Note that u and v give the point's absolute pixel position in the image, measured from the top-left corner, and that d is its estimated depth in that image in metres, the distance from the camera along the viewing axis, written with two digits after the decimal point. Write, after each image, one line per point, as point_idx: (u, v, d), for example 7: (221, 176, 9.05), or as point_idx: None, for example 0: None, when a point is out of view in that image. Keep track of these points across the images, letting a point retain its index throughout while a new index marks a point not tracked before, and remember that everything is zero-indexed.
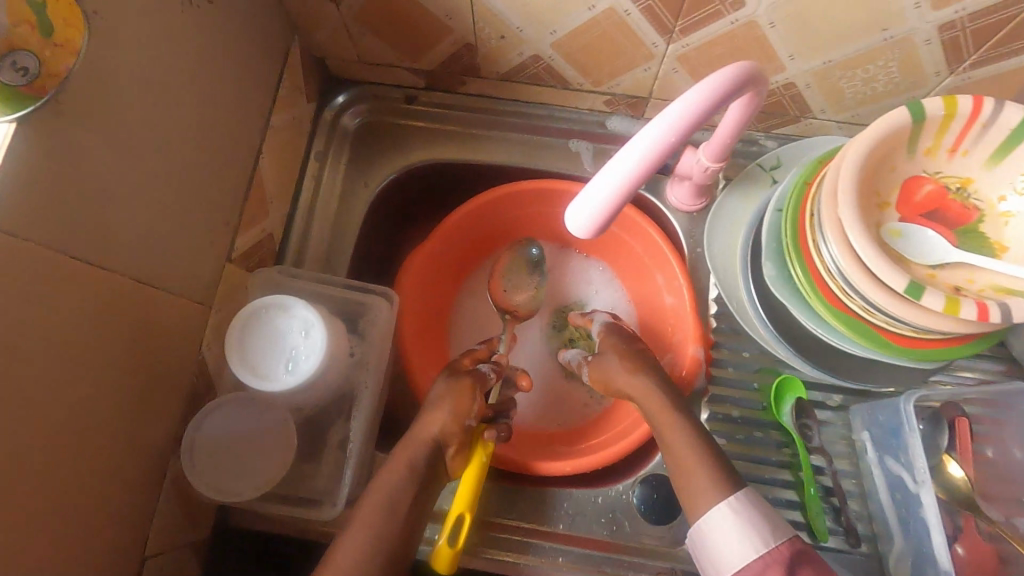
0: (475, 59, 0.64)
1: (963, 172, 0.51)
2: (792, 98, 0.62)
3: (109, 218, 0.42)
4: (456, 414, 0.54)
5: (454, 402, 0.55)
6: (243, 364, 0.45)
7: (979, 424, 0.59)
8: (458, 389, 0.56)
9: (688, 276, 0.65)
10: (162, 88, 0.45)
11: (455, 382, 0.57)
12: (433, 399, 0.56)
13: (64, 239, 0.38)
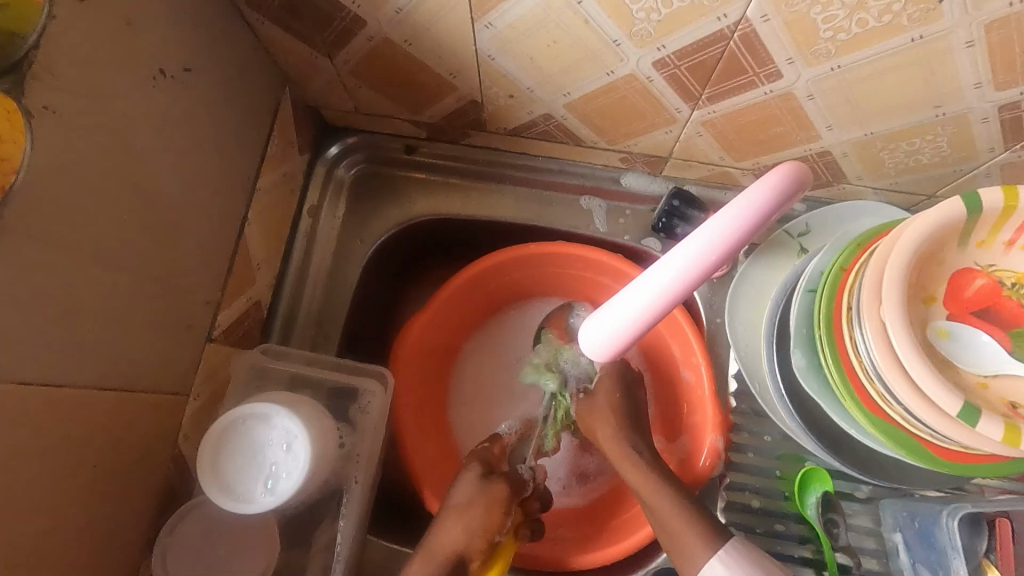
0: (480, 114, 0.59)
1: (1020, 267, 0.46)
2: (825, 165, 0.57)
3: (69, 326, 0.37)
4: (485, 527, 0.52)
5: (486, 509, 0.53)
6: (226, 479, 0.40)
7: None
8: (489, 499, 0.54)
9: (707, 355, 0.59)
10: (128, 173, 0.40)
11: (490, 491, 0.54)
12: (461, 505, 0.53)
13: (12, 360, 0.34)
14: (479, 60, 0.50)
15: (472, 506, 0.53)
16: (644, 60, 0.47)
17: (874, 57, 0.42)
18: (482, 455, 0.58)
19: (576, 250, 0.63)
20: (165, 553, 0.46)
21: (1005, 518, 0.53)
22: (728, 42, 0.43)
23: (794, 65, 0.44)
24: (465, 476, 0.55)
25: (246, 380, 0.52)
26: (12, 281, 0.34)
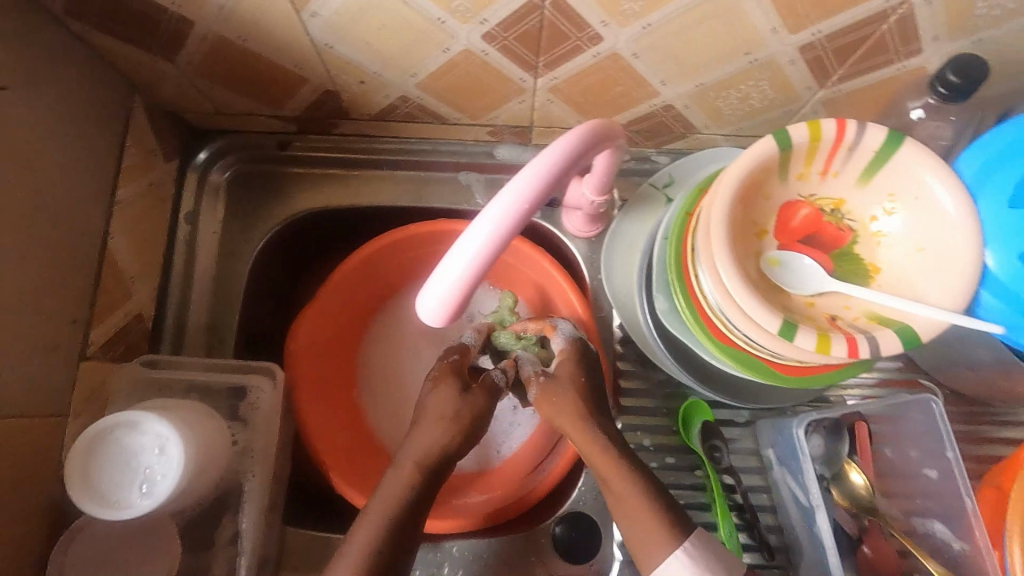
0: (339, 102, 0.60)
1: (835, 193, 0.50)
2: (673, 118, 0.60)
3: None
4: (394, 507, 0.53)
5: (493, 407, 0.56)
6: (111, 481, 0.41)
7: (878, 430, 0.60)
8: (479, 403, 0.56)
9: (588, 309, 0.63)
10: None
11: (472, 399, 0.55)
12: (446, 415, 0.54)
13: None
14: (318, 49, 0.51)
15: (459, 416, 0.55)
16: (472, 35, 0.48)
17: (675, 13, 0.45)
18: (459, 366, 0.58)
19: (456, 225, 0.65)
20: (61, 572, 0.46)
21: (861, 421, 0.59)
22: (542, 11, 0.45)
23: (609, 27, 0.47)
24: (447, 385, 0.56)
25: (129, 394, 0.53)
26: None
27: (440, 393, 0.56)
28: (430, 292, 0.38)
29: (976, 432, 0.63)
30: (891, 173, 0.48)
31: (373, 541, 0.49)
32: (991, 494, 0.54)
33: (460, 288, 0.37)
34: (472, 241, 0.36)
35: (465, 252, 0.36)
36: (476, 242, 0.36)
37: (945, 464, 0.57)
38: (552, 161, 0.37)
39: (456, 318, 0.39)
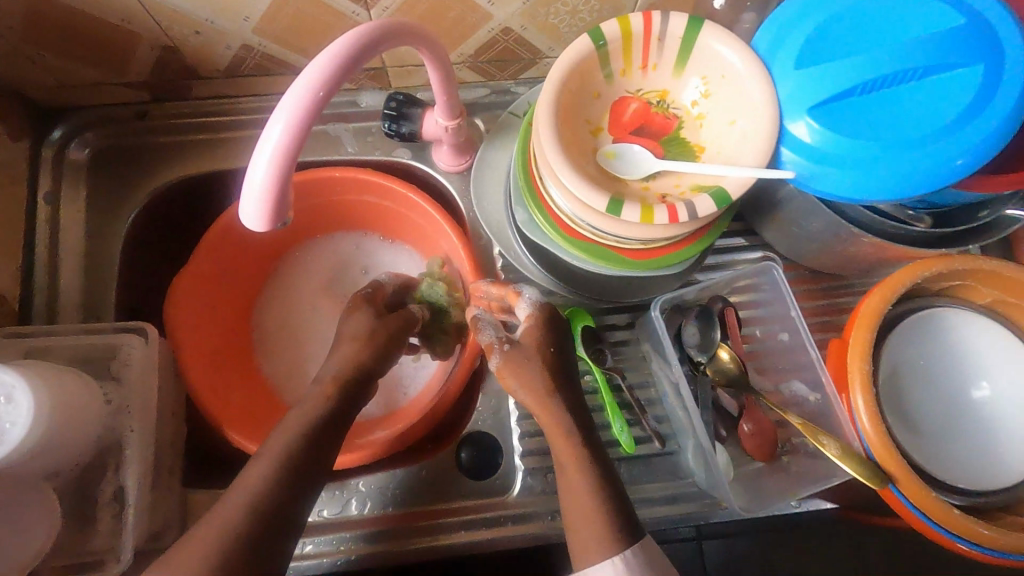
0: (184, 60, 0.60)
1: (659, 86, 0.54)
2: (516, 42, 0.63)
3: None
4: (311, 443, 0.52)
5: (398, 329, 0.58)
6: None
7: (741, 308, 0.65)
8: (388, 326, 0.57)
9: (461, 234, 0.65)
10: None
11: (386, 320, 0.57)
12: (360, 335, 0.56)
13: None
14: None
15: (375, 336, 0.56)
16: None
17: None
18: (371, 297, 0.61)
19: (326, 173, 0.65)
20: None
21: (728, 307, 0.62)
22: None
23: None
24: (358, 313, 0.58)
25: None
26: None
27: (355, 318, 0.58)
28: (247, 197, 0.38)
29: (835, 306, 0.68)
30: (699, 57, 0.51)
31: (284, 451, 0.47)
32: (834, 343, 0.58)
33: (273, 186, 0.38)
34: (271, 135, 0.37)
35: (266, 148, 0.37)
36: (275, 135, 0.37)
37: (791, 324, 0.62)
38: (340, 50, 0.38)
39: (282, 222, 0.40)
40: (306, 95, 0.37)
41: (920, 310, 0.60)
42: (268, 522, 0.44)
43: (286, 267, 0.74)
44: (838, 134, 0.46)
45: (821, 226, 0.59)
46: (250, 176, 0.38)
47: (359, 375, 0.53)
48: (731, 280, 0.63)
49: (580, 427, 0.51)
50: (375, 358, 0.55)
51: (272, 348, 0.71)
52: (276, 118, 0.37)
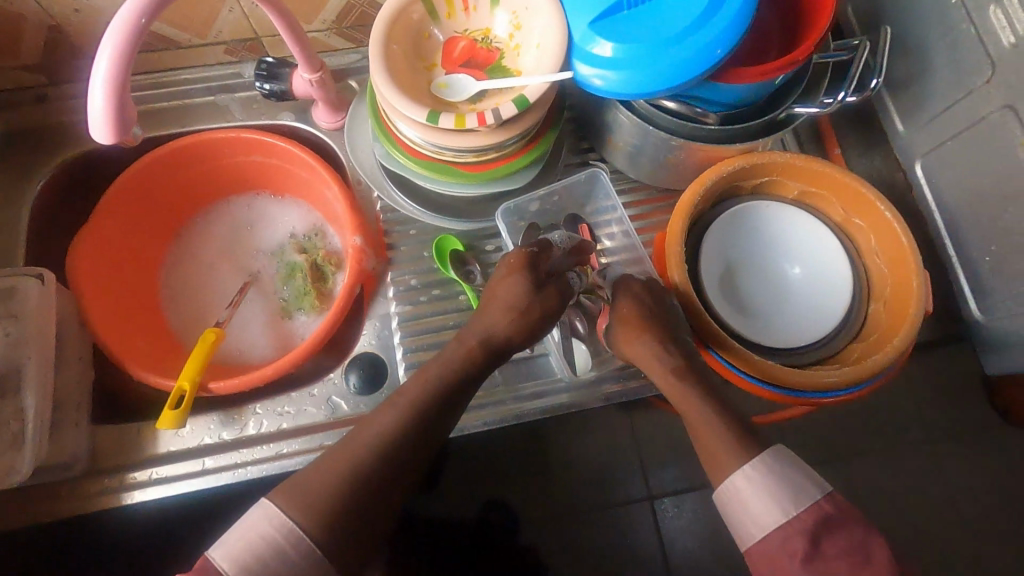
0: (70, 40, 0.67)
1: (481, 24, 0.63)
2: (369, 5, 0.71)
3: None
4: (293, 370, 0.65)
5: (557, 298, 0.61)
6: None
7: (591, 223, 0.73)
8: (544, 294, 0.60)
9: (334, 174, 0.72)
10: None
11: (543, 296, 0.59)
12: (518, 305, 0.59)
13: None
14: None
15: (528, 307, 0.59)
16: None
17: None
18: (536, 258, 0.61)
19: (213, 135, 0.73)
20: None
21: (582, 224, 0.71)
22: None
23: None
24: (515, 277, 0.60)
25: None
26: None
27: (507, 282, 0.60)
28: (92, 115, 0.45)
29: None
30: None
31: (396, 422, 0.54)
32: (659, 236, 0.67)
33: (112, 101, 0.45)
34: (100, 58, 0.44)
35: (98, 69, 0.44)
36: (105, 58, 0.44)
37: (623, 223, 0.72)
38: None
39: (129, 137, 0.47)
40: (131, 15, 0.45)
41: (740, 207, 0.69)
42: (396, 460, 0.52)
43: (192, 230, 0.81)
44: (612, 41, 0.55)
45: (646, 141, 0.67)
46: (94, 89, 0.45)
47: (501, 344, 0.59)
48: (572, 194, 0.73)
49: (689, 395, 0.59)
50: (525, 330, 0.59)
51: (178, 303, 0.78)
52: (107, 35, 0.45)
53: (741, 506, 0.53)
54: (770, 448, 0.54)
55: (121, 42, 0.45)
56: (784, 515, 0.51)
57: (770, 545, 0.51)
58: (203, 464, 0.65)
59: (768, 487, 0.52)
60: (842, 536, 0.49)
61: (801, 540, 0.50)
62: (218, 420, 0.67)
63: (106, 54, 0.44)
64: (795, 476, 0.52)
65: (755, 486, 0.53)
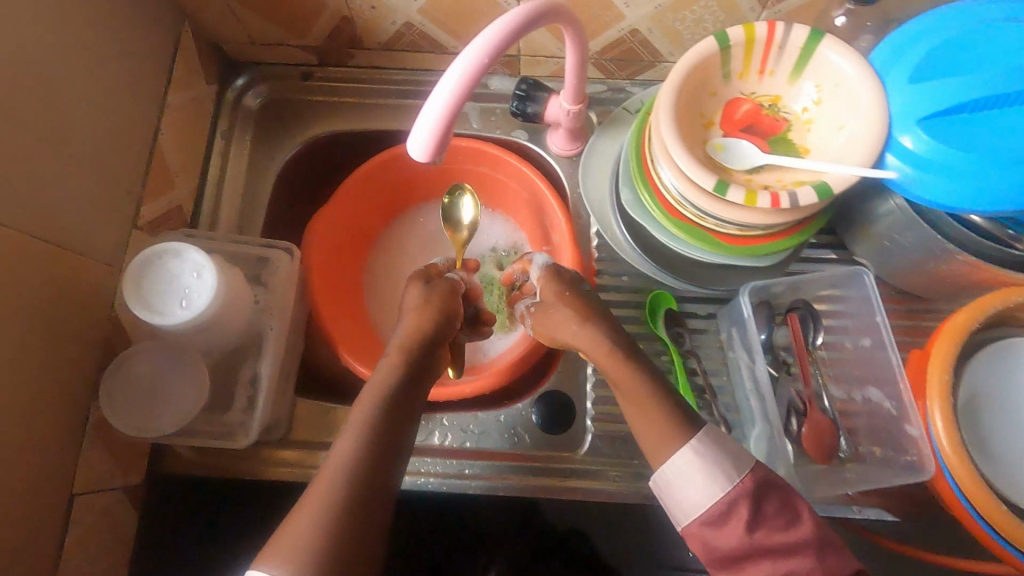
0: (354, 31, 0.70)
1: (772, 91, 0.59)
2: (639, 44, 0.69)
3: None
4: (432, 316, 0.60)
5: (443, 302, 0.62)
6: (142, 304, 0.50)
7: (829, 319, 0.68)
8: (442, 294, 0.63)
9: (565, 211, 0.73)
10: (20, 61, 0.49)
11: (433, 291, 0.63)
12: (416, 306, 0.61)
13: None
14: None
15: (428, 303, 0.61)
16: None
17: None
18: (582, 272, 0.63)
19: (455, 142, 0.75)
20: (110, 390, 0.56)
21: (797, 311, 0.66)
22: None
23: None
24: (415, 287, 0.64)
25: None
26: None
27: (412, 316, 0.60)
28: (416, 129, 0.46)
29: (920, 328, 0.69)
30: (816, 66, 0.56)
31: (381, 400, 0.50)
32: (915, 352, 0.61)
33: (442, 125, 0.46)
34: (448, 82, 0.44)
35: (443, 92, 0.45)
36: (451, 83, 0.45)
37: (875, 330, 0.65)
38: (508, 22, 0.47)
39: (438, 157, 0.48)
40: (482, 51, 0.45)
41: (1008, 340, 0.61)
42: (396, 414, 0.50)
43: (402, 224, 0.83)
44: (942, 143, 0.50)
45: (916, 241, 0.61)
46: (423, 113, 0.46)
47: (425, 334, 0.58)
48: (819, 283, 0.67)
49: (661, 392, 0.53)
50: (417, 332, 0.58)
51: (378, 293, 0.80)
52: (455, 66, 0.45)
53: (676, 486, 0.49)
54: (698, 432, 0.50)
55: (467, 78, 0.45)
56: (727, 482, 0.47)
57: (714, 517, 0.47)
58: None
59: (706, 460, 0.48)
60: (781, 500, 0.46)
61: (747, 507, 0.46)
62: None
63: (449, 87, 0.45)
64: (729, 449, 0.48)
65: (689, 472, 0.48)
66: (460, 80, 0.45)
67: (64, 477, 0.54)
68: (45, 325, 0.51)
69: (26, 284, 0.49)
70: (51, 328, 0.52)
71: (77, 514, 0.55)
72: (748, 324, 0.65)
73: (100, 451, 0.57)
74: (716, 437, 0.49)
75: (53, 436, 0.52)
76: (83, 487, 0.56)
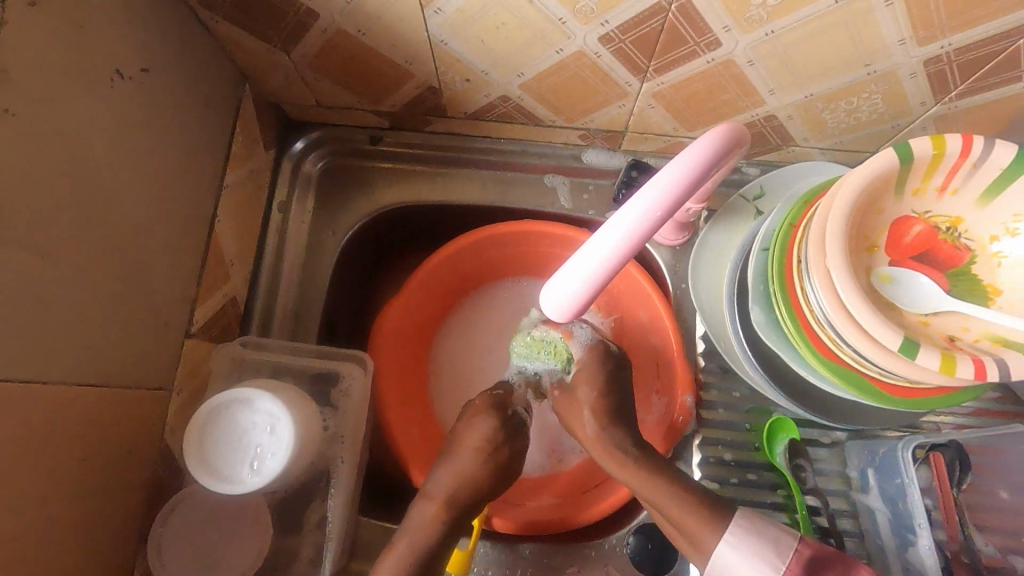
0: (439, 100, 0.60)
1: (953, 211, 0.48)
2: (772, 129, 0.59)
3: (34, 333, 0.37)
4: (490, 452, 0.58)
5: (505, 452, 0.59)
6: (207, 468, 0.44)
7: (994, 469, 0.57)
8: (511, 441, 0.60)
9: (672, 317, 0.62)
10: (79, 169, 0.40)
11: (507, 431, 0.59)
12: (478, 446, 0.58)
13: (21, 368, 0.36)
14: (432, 46, 0.51)
15: (495, 449, 0.58)
16: (590, 36, 0.48)
17: (803, 21, 0.44)
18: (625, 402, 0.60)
19: (544, 226, 0.64)
20: (161, 541, 0.48)
21: (938, 453, 0.54)
22: (666, 13, 0.45)
23: (731, 32, 0.46)
24: (483, 419, 0.59)
25: (227, 372, 0.54)
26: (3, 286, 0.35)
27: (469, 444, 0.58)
28: (551, 290, 0.41)
29: None
30: (1016, 192, 0.46)
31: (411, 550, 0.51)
32: None
33: (582, 292, 0.41)
34: (595, 251, 0.39)
35: (587, 263, 0.39)
36: (600, 253, 0.39)
37: None
38: (686, 171, 0.39)
39: (576, 316, 0.43)
40: (651, 208, 0.38)
41: None
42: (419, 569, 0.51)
43: (471, 304, 0.72)
44: None
45: None
46: (568, 272, 0.40)
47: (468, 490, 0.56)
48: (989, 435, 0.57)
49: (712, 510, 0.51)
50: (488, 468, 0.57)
51: (446, 386, 0.70)
52: (615, 224, 0.39)
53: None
54: (732, 519, 0.49)
55: (629, 239, 0.39)
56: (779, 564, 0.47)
57: None
58: None
59: (749, 551, 0.47)
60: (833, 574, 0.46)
61: None
62: (486, 547, 0.60)
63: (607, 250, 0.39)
64: (766, 528, 0.48)
65: (738, 559, 0.47)
66: (616, 243, 0.39)
67: None
68: (89, 484, 0.42)
69: (69, 443, 0.40)
70: (95, 485, 0.43)
71: None
72: (902, 475, 0.55)
73: None
74: (750, 521, 0.49)
75: None
76: None
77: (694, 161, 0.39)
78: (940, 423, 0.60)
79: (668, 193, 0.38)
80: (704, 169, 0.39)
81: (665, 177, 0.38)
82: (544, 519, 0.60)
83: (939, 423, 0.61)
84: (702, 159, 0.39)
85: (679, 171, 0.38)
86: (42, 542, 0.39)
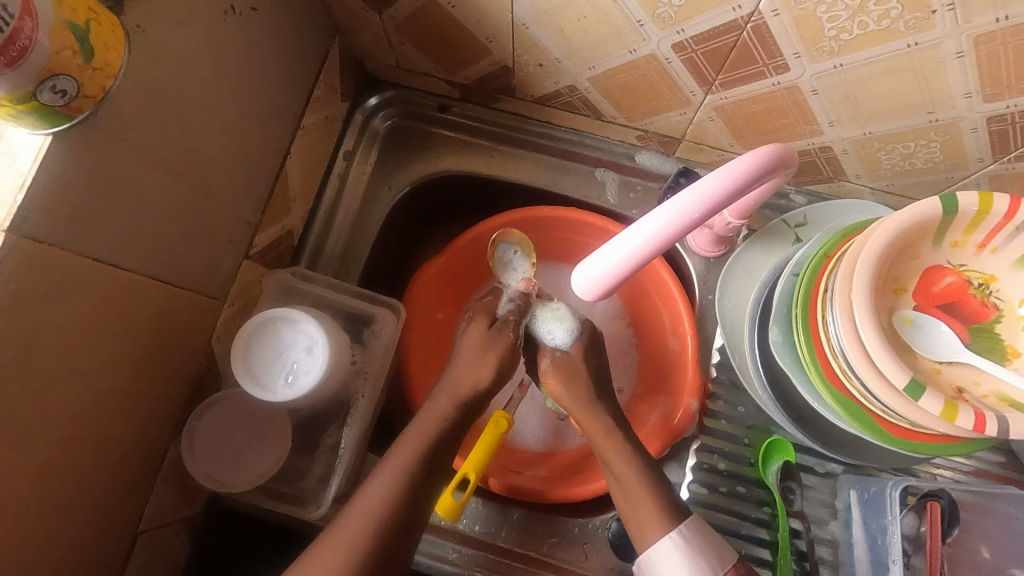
0: (511, 80, 0.63)
1: (988, 269, 0.49)
2: (826, 160, 0.60)
3: (123, 224, 0.42)
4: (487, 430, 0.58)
5: (497, 363, 0.59)
6: (249, 372, 0.49)
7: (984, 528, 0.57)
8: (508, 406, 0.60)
9: (694, 325, 0.64)
10: (184, 88, 0.44)
11: None
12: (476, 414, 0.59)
13: (107, 251, 0.41)
14: (514, 27, 0.55)
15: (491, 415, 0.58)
16: (664, 41, 0.50)
17: (871, 59, 0.46)
18: None
19: (588, 217, 0.67)
20: (191, 435, 0.52)
21: (935, 499, 0.53)
22: (741, 32, 0.47)
23: (801, 59, 0.48)
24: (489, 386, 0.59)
25: (275, 295, 0.59)
26: (103, 176, 0.39)
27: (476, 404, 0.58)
28: (582, 270, 0.45)
29: None
30: None
31: None
32: None
33: (610, 274, 0.44)
34: (638, 233, 0.42)
35: (625, 243, 0.42)
36: (640, 235, 0.42)
37: None
38: (732, 176, 0.41)
39: (606, 294, 0.46)
40: (695, 204, 0.41)
41: None
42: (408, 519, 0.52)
43: None
44: None
45: None
46: (608, 250, 0.43)
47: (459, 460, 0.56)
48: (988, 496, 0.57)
49: None
50: None
51: None
52: (661, 212, 0.41)
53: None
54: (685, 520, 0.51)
55: (672, 227, 0.41)
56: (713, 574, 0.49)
57: None
58: (446, 550, 0.62)
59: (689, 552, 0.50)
60: None
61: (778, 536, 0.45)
62: (478, 504, 0.64)
63: (648, 235, 0.41)
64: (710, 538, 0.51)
65: (674, 555, 0.50)
66: (657, 229, 0.41)
67: (129, 519, 0.50)
68: (144, 366, 0.47)
69: (135, 326, 0.45)
70: (149, 369, 0.48)
71: (137, 552, 0.51)
72: (887, 513, 0.57)
73: (169, 487, 0.54)
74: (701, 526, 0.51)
75: (128, 478, 0.48)
76: (148, 524, 0.52)
77: (744, 169, 0.41)
78: (937, 473, 0.62)
79: (714, 194, 0.41)
80: (749, 178, 0.41)
81: (715, 178, 0.41)
82: (538, 487, 0.64)
83: (935, 474, 0.62)
84: (747, 170, 0.41)
85: (726, 175, 0.41)
86: (96, 405, 0.43)
